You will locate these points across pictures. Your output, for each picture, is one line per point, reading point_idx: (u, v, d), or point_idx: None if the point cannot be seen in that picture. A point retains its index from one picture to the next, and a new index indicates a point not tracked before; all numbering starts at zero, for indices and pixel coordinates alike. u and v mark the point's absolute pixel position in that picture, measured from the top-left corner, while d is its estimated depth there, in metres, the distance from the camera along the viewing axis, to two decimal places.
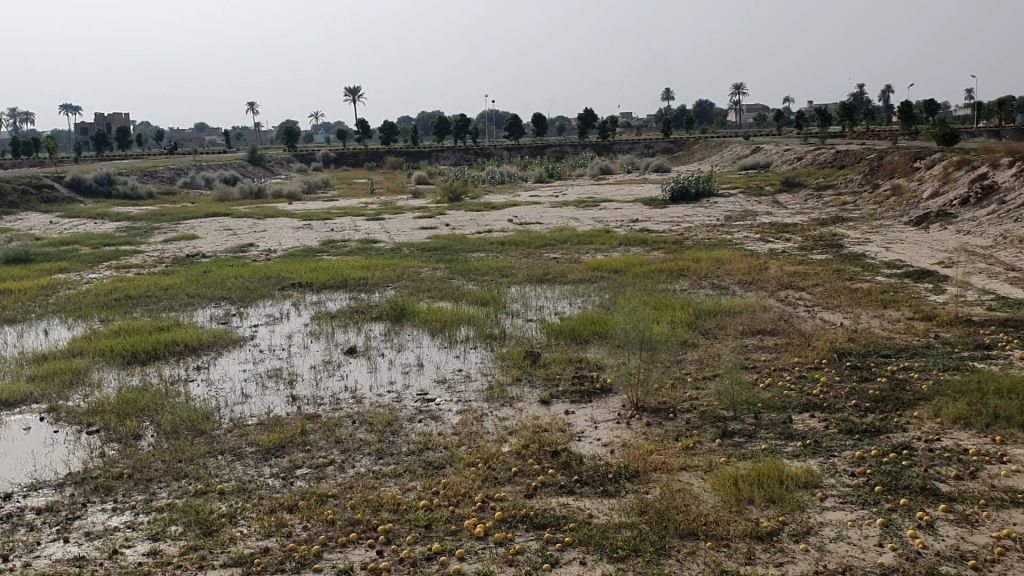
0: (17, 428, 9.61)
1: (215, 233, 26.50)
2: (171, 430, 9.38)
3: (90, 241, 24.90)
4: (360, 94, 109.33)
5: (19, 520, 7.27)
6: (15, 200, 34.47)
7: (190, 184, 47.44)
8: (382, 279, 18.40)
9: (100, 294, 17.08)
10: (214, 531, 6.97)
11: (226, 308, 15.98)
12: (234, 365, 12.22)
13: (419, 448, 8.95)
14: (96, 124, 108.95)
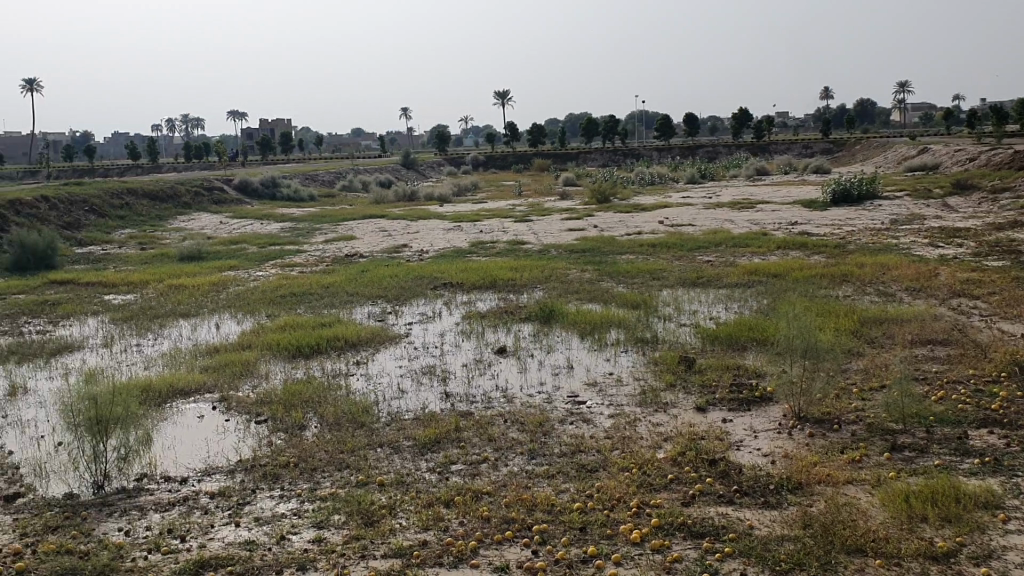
0: (192, 416, 10.15)
1: (371, 234, 27.35)
2: (333, 422, 9.69)
3: (257, 241, 26.18)
4: (509, 97, 110.81)
5: (194, 503, 7.48)
6: (189, 202, 36.72)
7: (348, 186, 49.26)
8: (531, 280, 18.48)
9: (266, 292, 17.86)
10: (375, 522, 7.10)
11: (382, 307, 16.41)
12: (390, 362, 12.50)
13: (573, 450, 8.89)
14: (260, 130, 114.83)
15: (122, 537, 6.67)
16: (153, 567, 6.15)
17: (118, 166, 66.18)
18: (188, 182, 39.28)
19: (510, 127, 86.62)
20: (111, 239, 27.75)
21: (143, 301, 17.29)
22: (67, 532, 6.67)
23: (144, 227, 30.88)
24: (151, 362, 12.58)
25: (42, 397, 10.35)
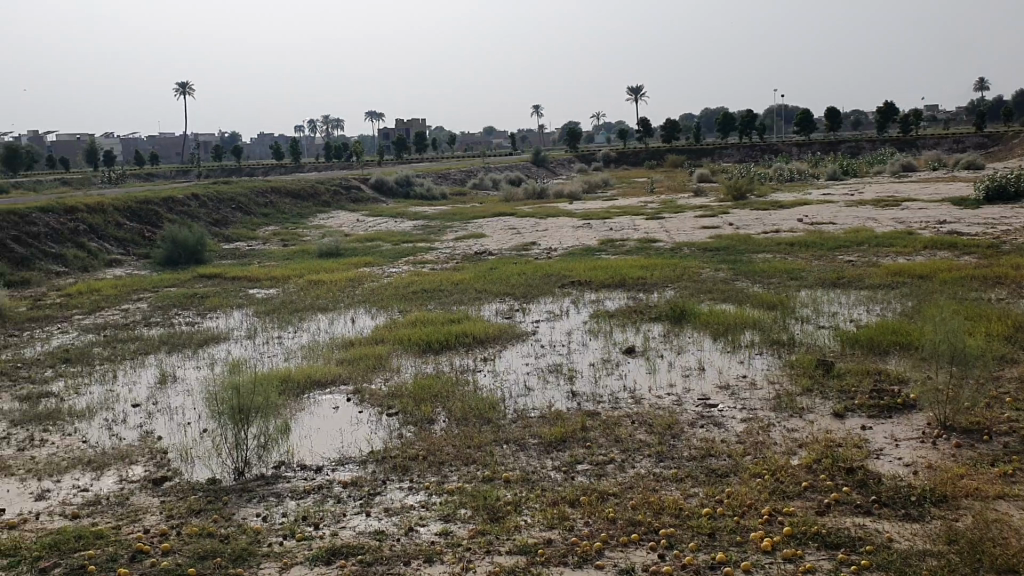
0: (327, 406, 10.46)
1: (501, 231, 27.59)
2: (461, 417, 9.80)
3: (391, 238, 26.84)
4: (643, 93, 109.72)
5: (328, 492, 7.67)
6: (328, 200, 38.04)
7: (480, 184, 49.91)
8: (663, 279, 18.20)
9: (399, 288, 18.27)
10: (501, 518, 7.12)
11: (510, 304, 16.51)
12: (518, 359, 12.56)
13: (702, 453, 8.68)
14: (397, 130, 117.86)
15: (259, 523, 6.88)
16: (288, 552, 6.30)
17: (263, 166, 69.26)
18: (327, 180, 40.68)
19: (643, 123, 85.73)
20: (255, 235, 29.04)
21: (284, 295, 17.99)
22: (209, 516, 6.94)
23: (286, 224, 32.18)
24: (291, 354, 13.05)
25: (190, 385, 10.90)
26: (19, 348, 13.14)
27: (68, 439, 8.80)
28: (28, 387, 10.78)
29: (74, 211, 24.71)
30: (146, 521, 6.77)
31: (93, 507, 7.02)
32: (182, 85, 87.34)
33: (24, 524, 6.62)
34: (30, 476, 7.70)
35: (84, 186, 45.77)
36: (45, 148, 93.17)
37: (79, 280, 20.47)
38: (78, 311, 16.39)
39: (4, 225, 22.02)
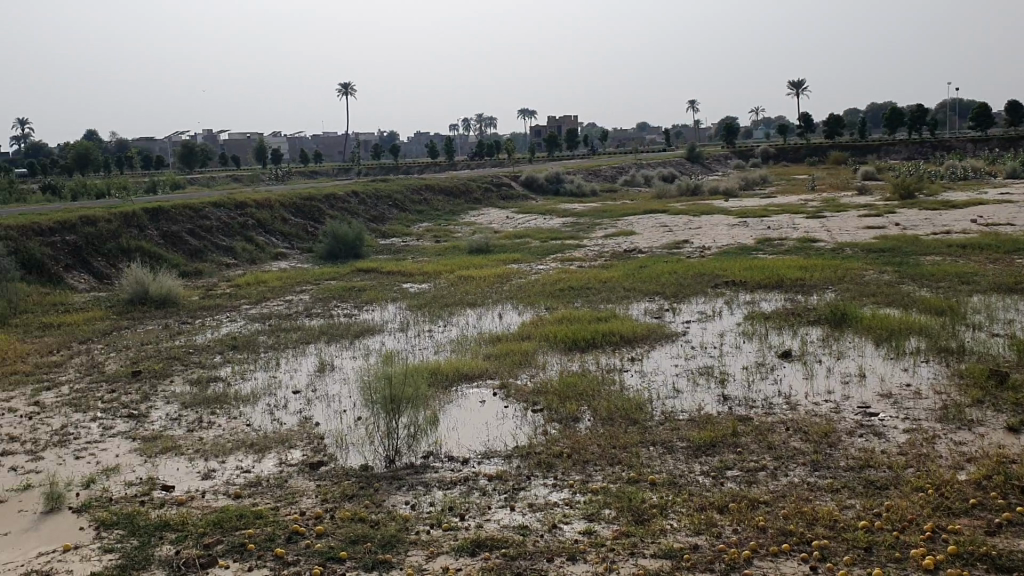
0: (474, 400, 10.60)
1: (652, 229, 27.23)
2: (607, 416, 9.71)
3: (541, 235, 26.99)
4: (804, 87, 105.92)
5: (474, 484, 7.74)
6: (479, 197, 38.66)
7: (631, 181, 49.50)
8: (822, 280, 17.47)
9: (547, 284, 18.34)
10: (645, 521, 6.98)
11: (660, 303, 16.26)
12: (666, 360, 12.34)
13: (860, 464, 8.24)
14: (549, 128, 118.54)
15: (408, 511, 7.01)
16: (435, 541, 6.38)
17: (419, 164, 71.14)
18: (480, 178, 41.35)
19: (804, 118, 82.74)
20: (410, 231, 29.85)
21: (435, 290, 18.38)
22: (361, 502, 7.13)
23: (439, 220, 32.89)
24: (441, 347, 13.31)
25: (346, 374, 11.29)
26: (191, 334, 13.98)
27: (233, 422, 9.28)
28: (198, 371, 11.45)
29: (243, 206, 26.12)
30: (301, 504, 7.02)
31: (254, 488, 7.36)
32: (344, 85, 90.84)
33: (191, 501, 7.01)
34: (197, 456, 8.15)
35: (253, 183, 48.36)
36: (218, 147, 99.02)
37: (247, 272, 21.59)
38: (245, 301, 17.31)
39: (181, 219, 23.52)
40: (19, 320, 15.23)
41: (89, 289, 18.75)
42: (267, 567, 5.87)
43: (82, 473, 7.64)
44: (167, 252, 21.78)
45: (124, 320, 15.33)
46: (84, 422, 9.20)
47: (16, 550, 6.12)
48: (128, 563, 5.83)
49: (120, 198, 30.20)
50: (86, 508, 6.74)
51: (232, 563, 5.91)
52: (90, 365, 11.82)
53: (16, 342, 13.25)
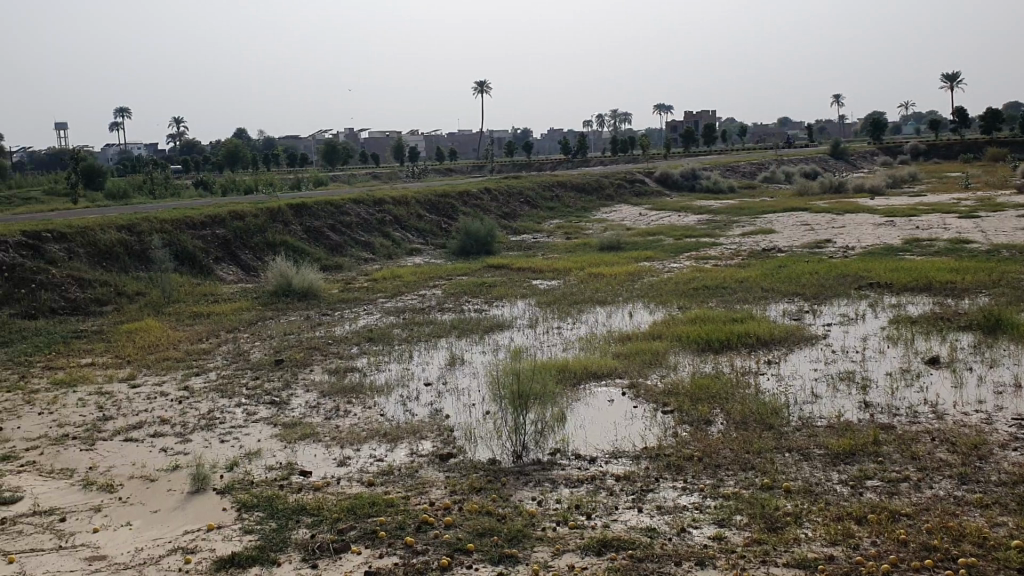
0: (602, 398, 10.54)
1: (791, 228, 26.37)
2: (740, 420, 9.46)
3: (675, 233, 26.59)
4: (960, 79, 100.23)
5: (601, 483, 7.69)
6: (612, 193, 38.43)
7: (770, 178, 48.12)
8: (976, 284, 16.48)
9: (680, 283, 18.04)
10: (778, 529, 6.75)
11: (798, 305, 15.73)
12: (804, 364, 11.92)
13: (1014, 479, 7.71)
14: (685, 124, 116.57)
15: (534, 507, 7.03)
16: (561, 539, 6.37)
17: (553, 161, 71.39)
18: (614, 175, 41.09)
19: (958, 113, 78.35)
20: (542, 228, 29.97)
21: (566, 287, 18.37)
22: (488, 495, 7.19)
23: (572, 217, 32.87)
24: (571, 345, 13.29)
25: (477, 368, 11.44)
26: (331, 326, 14.46)
27: (367, 412, 9.55)
28: (337, 361, 11.85)
29: (382, 203, 26.85)
30: (431, 494, 7.15)
31: (386, 477, 7.54)
32: (480, 83, 91.97)
33: (326, 486, 7.24)
34: (333, 443, 8.42)
35: (393, 178, 49.62)
36: (358, 144, 102.27)
37: (383, 266, 22.19)
38: (381, 295, 17.77)
39: (322, 215, 24.38)
40: (174, 309, 16.15)
41: (237, 281, 19.68)
42: (397, 554, 5.99)
43: (226, 456, 8.02)
44: (309, 245, 22.63)
45: (269, 310, 16.01)
46: (229, 407, 9.65)
47: (166, 526, 6.47)
48: (268, 545, 6.06)
49: (267, 194, 31.62)
50: (229, 490, 7.06)
51: (364, 548, 6.07)
52: (237, 353, 12.41)
53: (171, 330, 14.05)
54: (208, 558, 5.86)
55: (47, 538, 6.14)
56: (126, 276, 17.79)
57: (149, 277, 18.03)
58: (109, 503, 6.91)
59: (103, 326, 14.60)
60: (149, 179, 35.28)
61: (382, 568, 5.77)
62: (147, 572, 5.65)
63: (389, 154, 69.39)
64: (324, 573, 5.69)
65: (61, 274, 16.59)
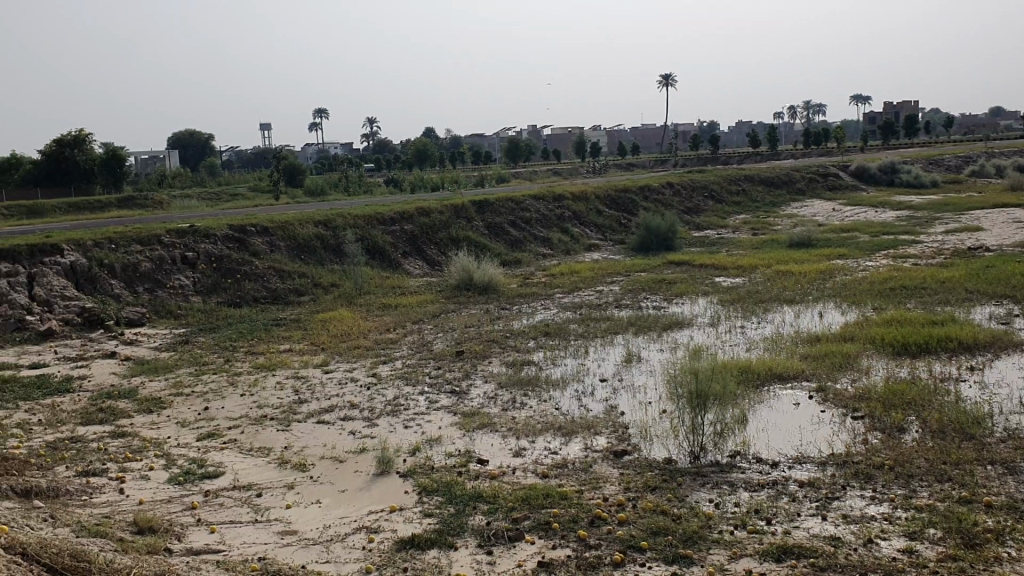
0: (787, 401, 10.16)
1: (1003, 226, 24.40)
2: (938, 429, 8.86)
3: (870, 230, 25.23)
4: None
5: (783, 489, 7.41)
6: (803, 187, 36.97)
7: (979, 172, 44.76)
8: None
9: (874, 283, 17.09)
10: (977, 545, 6.28)
11: (1009, 308, 14.56)
12: (1013, 371, 11.01)
13: None
14: (886, 114, 110.25)
15: (711, 509, 6.87)
16: (738, 543, 6.20)
17: (739, 155, 69.37)
18: (805, 168, 39.44)
19: None
20: (726, 224, 29.25)
21: (751, 285, 17.85)
22: (664, 495, 7.10)
23: (759, 212, 31.89)
24: (754, 345, 12.89)
25: (654, 366, 11.33)
26: (510, 320, 14.72)
27: (543, 405, 9.66)
28: (514, 354, 12.05)
29: (563, 199, 27.08)
30: (606, 490, 7.14)
31: (561, 469, 7.61)
32: (666, 77, 90.71)
33: (502, 475, 7.40)
34: (510, 434, 8.57)
35: (576, 175, 49.89)
36: (543, 141, 103.53)
37: (563, 262, 22.36)
38: (560, 290, 17.92)
39: (504, 211, 24.85)
40: (364, 300, 16.96)
41: (423, 274, 20.41)
42: (570, 547, 6.02)
43: (409, 442, 8.34)
44: (491, 241, 23.15)
45: (452, 304, 16.49)
46: (412, 395, 10.04)
47: (352, 505, 6.81)
48: (445, 529, 6.26)
49: (453, 190, 32.56)
50: (411, 474, 7.34)
51: (538, 539, 6.14)
52: (421, 343, 12.88)
53: (360, 319, 14.77)
54: (389, 538, 6.12)
55: (245, 511, 6.60)
56: (322, 268, 18.82)
57: (342, 269, 19.01)
58: (300, 481, 7.35)
59: (300, 315, 15.55)
60: (345, 177, 37.14)
61: (555, 559, 5.81)
62: (333, 548, 5.97)
63: (572, 151, 69.77)
64: (499, 560, 5.81)
65: (264, 265, 17.79)
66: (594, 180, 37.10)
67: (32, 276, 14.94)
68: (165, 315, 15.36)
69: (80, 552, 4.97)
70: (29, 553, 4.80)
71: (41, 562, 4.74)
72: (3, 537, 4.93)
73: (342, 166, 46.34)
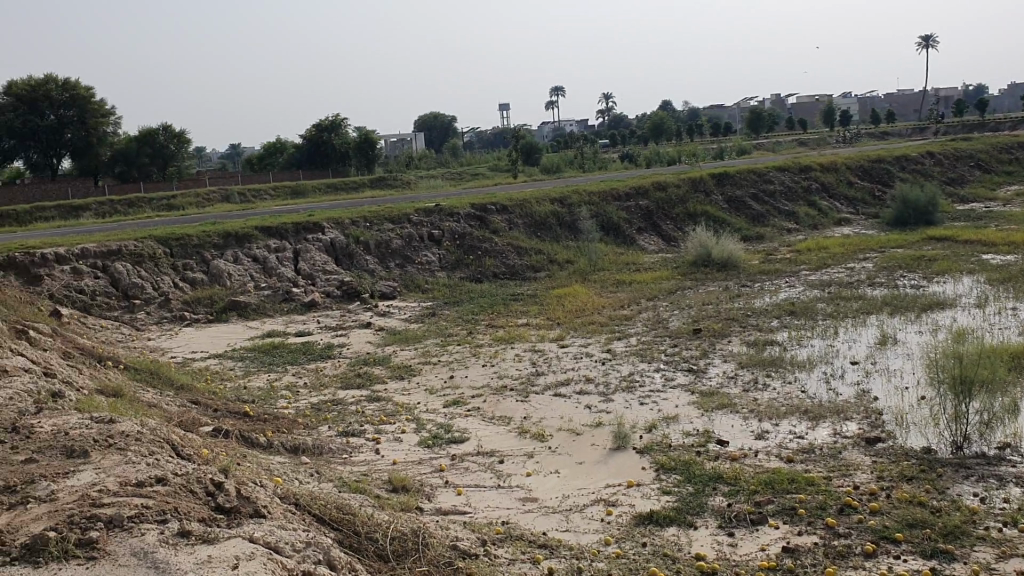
0: None
1: None
2: None
3: None
4: None
5: None
6: None
7: None
8: None
9: None
10: None
11: None
12: None
13: None
14: None
15: (977, 503, 6.34)
16: (1009, 541, 5.66)
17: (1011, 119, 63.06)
18: None
19: None
20: (994, 196, 26.77)
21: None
22: (921, 485, 6.63)
23: None
24: None
25: (911, 350, 10.58)
26: (751, 297, 14.32)
27: (787, 387, 9.31)
28: (756, 334, 11.69)
29: (809, 170, 25.93)
30: (856, 477, 6.78)
31: (807, 455, 7.30)
32: (927, 37, 84.08)
33: (744, 458, 7.21)
34: (751, 416, 8.34)
35: (823, 145, 47.51)
36: (786, 110, 99.33)
37: (808, 237, 21.40)
38: (806, 267, 17.16)
39: (746, 183, 24.17)
40: (598, 276, 17.08)
41: (659, 250, 20.26)
42: (817, 534, 5.77)
43: (646, 418, 8.32)
44: (730, 215, 22.58)
45: (690, 280, 16.26)
46: (648, 371, 10.02)
47: (590, 477, 6.90)
48: (684, 508, 6.19)
49: (691, 163, 32.06)
50: (648, 451, 7.32)
51: (782, 524, 5.93)
52: (657, 320, 12.80)
53: (596, 295, 14.90)
54: (628, 512, 6.14)
55: (488, 476, 6.86)
56: (558, 244, 19.13)
57: (578, 245, 19.23)
58: (540, 451, 7.53)
59: (537, 290, 15.91)
60: (581, 154, 37.51)
61: (800, 546, 5.59)
62: (572, 518, 6.07)
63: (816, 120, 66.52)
64: (740, 542, 5.67)
65: (502, 242, 18.33)
66: (844, 150, 35.10)
67: (297, 252, 16.34)
68: (412, 288, 16.22)
69: (344, 506, 5.35)
70: (301, 503, 5.23)
71: (311, 512, 5.14)
72: (278, 488, 5.40)
73: (579, 141, 46.79)
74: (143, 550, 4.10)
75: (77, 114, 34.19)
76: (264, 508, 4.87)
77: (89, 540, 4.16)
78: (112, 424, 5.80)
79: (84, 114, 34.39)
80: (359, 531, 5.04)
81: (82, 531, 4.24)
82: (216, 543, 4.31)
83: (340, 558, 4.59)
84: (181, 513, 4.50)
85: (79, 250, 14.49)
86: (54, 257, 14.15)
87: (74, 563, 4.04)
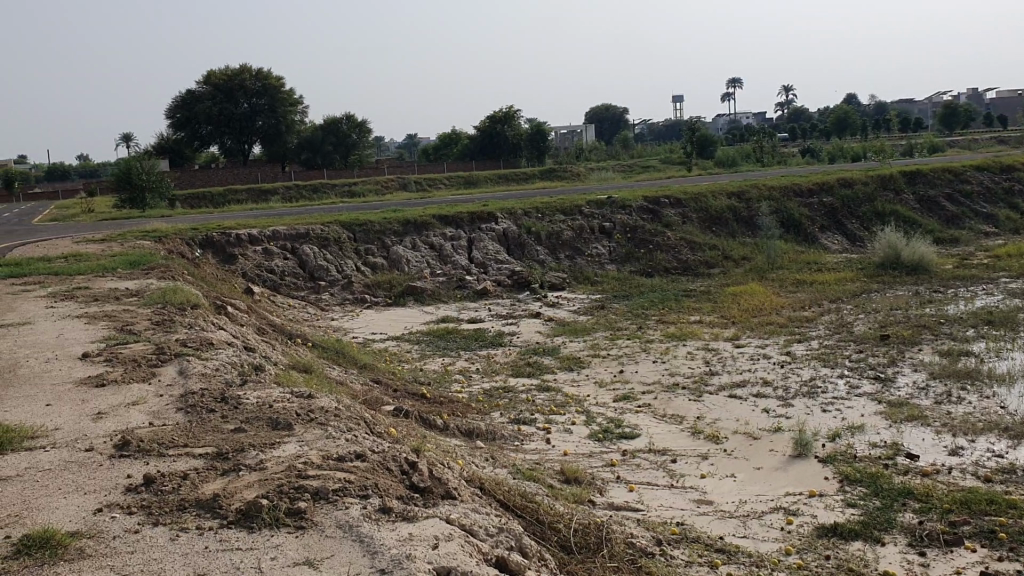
0: None
1: None
2: None
3: None
4: None
5: None
6: None
7: None
8: None
9: None
10: None
11: None
12: None
13: None
14: None
15: None
16: None
17: None
18: None
19: None
20: None
21: None
22: None
23: None
24: None
25: None
26: (944, 304, 13.53)
27: (985, 402, 8.73)
28: (949, 343, 11.04)
29: (1011, 171, 24.23)
30: None
31: (1007, 475, 6.82)
32: None
33: (936, 474, 6.82)
34: (944, 430, 7.88)
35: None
36: (984, 106, 92.85)
37: (1007, 242, 20.01)
38: (1006, 274, 16.08)
39: (939, 183, 22.85)
40: (776, 274, 16.59)
41: (842, 249, 19.44)
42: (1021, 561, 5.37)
43: (828, 426, 8.02)
44: (921, 216, 21.42)
45: (876, 283, 15.53)
46: (831, 377, 9.65)
47: (769, 484, 6.72)
48: (871, 522, 5.91)
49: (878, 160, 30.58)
50: (830, 460, 7.05)
51: (980, 547, 5.57)
52: (841, 324, 12.29)
53: (774, 295, 14.47)
54: (809, 523, 5.93)
55: (661, 475, 6.78)
56: (734, 240, 18.70)
57: (755, 243, 18.72)
58: (714, 452, 7.38)
59: (711, 287, 15.63)
60: (758, 149, 36.47)
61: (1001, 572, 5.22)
62: (750, 524, 5.92)
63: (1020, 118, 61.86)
64: (933, 563, 5.37)
65: (674, 237, 18.07)
66: None
67: (472, 240, 16.69)
68: (582, 280, 16.26)
69: (526, 494, 5.41)
70: (487, 488, 5.32)
71: (495, 497, 5.23)
72: (464, 471, 5.53)
73: (757, 135, 45.44)
74: (348, 523, 4.28)
75: (268, 103, 36.16)
76: (454, 489, 4.96)
77: (297, 510, 4.38)
78: (310, 400, 6.13)
79: (274, 103, 36.30)
80: (542, 520, 5.08)
81: (291, 500, 4.48)
82: (415, 520, 4.43)
83: (530, 546, 4.65)
84: (381, 489, 4.67)
85: (271, 232, 15.37)
86: (247, 238, 15.08)
87: (285, 530, 4.25)
